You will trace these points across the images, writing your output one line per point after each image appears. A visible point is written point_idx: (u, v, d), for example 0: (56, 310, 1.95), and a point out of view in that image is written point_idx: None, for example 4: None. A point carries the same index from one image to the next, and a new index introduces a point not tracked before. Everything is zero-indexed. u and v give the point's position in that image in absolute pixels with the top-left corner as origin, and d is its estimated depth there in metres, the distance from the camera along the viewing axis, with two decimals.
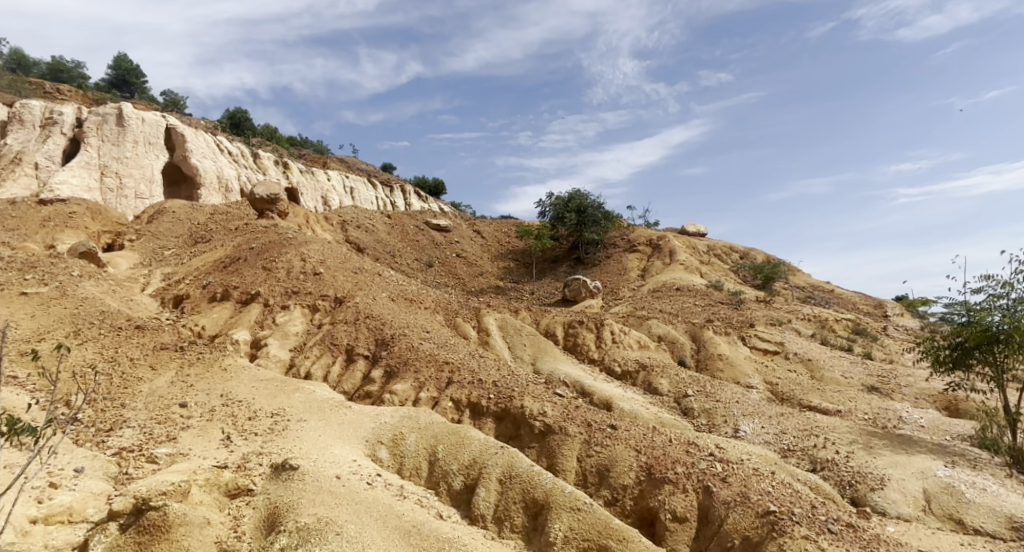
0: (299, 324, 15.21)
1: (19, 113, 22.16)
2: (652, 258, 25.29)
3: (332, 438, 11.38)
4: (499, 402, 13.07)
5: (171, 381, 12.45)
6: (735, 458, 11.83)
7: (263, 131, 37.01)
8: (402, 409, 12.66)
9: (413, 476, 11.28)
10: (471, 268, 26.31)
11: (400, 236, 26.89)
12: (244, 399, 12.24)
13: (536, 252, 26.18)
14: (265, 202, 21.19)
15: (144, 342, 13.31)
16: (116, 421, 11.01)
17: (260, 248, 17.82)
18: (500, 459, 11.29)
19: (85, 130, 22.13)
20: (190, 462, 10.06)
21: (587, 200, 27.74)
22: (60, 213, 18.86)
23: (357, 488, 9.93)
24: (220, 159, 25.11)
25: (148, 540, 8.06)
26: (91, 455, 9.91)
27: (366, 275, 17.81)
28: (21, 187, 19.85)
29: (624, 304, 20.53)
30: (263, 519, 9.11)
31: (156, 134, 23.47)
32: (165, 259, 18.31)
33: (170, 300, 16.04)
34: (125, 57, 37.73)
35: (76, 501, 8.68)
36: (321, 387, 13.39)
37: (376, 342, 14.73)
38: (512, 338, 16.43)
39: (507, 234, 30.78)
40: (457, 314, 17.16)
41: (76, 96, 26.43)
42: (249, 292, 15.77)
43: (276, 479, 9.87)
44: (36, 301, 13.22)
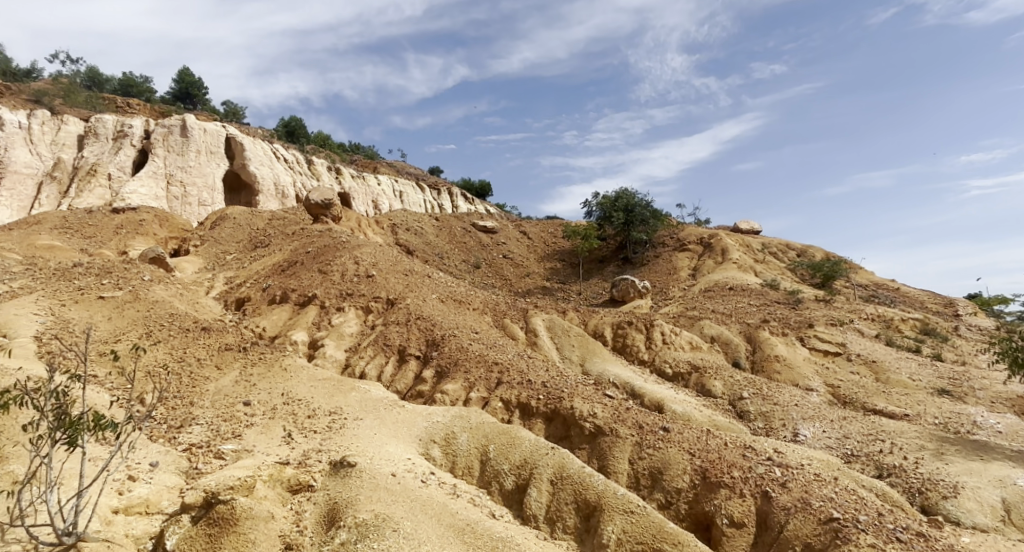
0: (354, 325, 15.63)
1: (94, 128, 23.61)
2: (703, 256, 24.72)
3: (387, 437, 11.63)
4: (549, 403, 13.08)
5: (235, 380, 13.02)
6: (794, 463, 11.45)
7: (316, 138, 38.14)
8: (454, 409, 12.84)
9: (465, 475, 11.41)
10: (519, 269, 26.43)
11: (448, 238, 27.25)
12: (303, 398, 12.68)
13: (584, 252, 26.06)
14: (319, 207, 21.88)
15: (209, 342, 13.97)
16: (186, 418, 11.60)
17: (316, 252, 18.41)
18: (551, 460, 11.28)
19: (152, 141, 23.37)
20: (254, 458, 10.48)
21: (635, 199, 27.41)
22: (132, 220, 19.99)
23: (412, 485, 10.14)
24: (277, 166, 26.05)
25: (217, 533, 8.43)
26: (164, 450, 10.48)
27: (416, 277, 18.14)
28: (97, 197, 21.16)
29: (675, 305, 20.19)
30: (324, 515, 9.40)
31: (217, 144, 24.58)
32: (227, 263, 19.16)
33: (232, 302, 16.79)
34: (187, 70, 39.54)
35: (152, 494, 9.18)
36: (375, 387, 13.72)
37: (427, 343, 14.98)
38: (561, 339, 16.39)
39: (554, 235, 30.73)
40: (506, 314, 17.26)
41: (144, 109, 27.93)
42: (306, 294, 16.34)
43: (334, 476, 10.17)
44: (112, 304, 14.02)
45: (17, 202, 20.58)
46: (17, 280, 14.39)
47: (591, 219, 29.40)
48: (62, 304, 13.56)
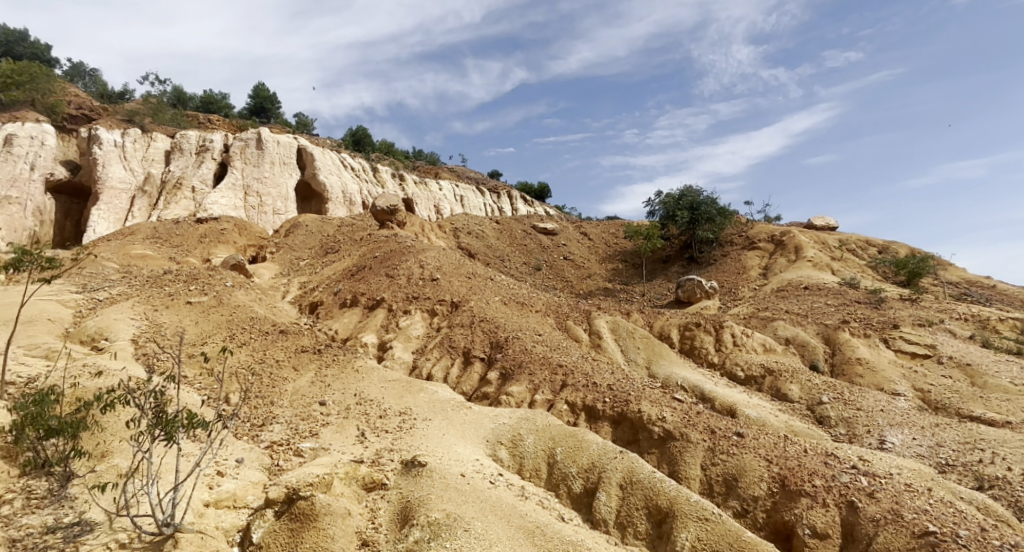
0: (420, 328, 15.96)
1: (180, 143, 25.24)
2: (775, 254, 23.77)
3: (455, 438, 11.81)
4: (616, 406, 12.89)
5: (311, 381, 13.58)
6: (882, 472, 10.79)
7: (381, 145, 39.33)
8: (520, 410, 12.88)
9: (532, 477, 11.40)
10: (580, 271, 26.28)
11: (509, 241, 27.41)
12: (375, 398, 13.08)
13: (648, 252, 25.60)
14: (385, 213, 22.55)
15: (286, 344, 14.63)
16: (267, 417, 12.18)
17: (383, 257, 18.95)
18: (620, 464, 11.11)
19: (231, 154, 24.76)
20: (331, 456, 10.88)
21: (701, 197, 26.72)
22: (214, 229, 21.22)
23: (481, 486, 10.25)
24: (344, 174, 27.00)
25: (299, 527, 8.78)
26: (248, 447, 11.04)
27: (479, 279, 18.34)
28: (182, 208, 22.59)
29: (745, 305, 19.48)
30: (397, 513, 9.61)
31: (289, 155, 25.75)
32: (300, 268, 20.01)
33: (307, 306, 17.54)
34: (263, 86, 41.67)
35: (238, 489, 9.67)
36: (442, 388, 13.95)
37: (492, 345, 15.09)
38: (626, 341, 16.13)
39: (615, 235, 30.34)
40: (569, 316, 17.13)
41: (223, 124, 29.62)
42: (374, 298, 16.85)
43: (406, 475, 10.41)
44: (198, 309, 14.91)
45: (113, 215, 22.26)
46: (116, 287, 15.55)
47: (653, 219, 28.86)
48: (155, 309, 14.55)
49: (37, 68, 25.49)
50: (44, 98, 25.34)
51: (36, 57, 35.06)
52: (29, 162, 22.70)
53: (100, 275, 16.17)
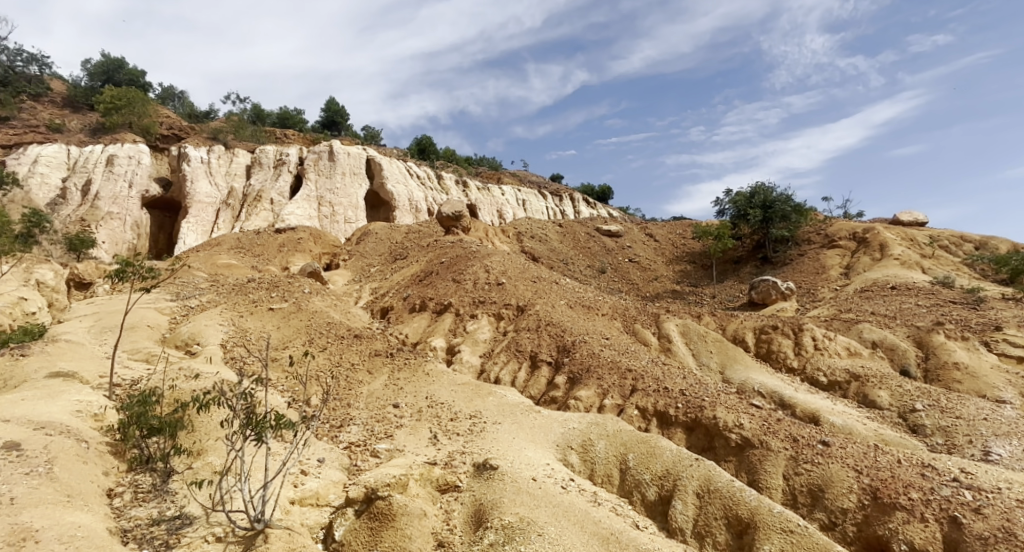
0: (487, 332, 16.12)
1: (259, 158, 26.70)
2: (857, 253, 22.49)
3: (525, 442, 11.82)
4: (689, 412, 12.51)
5: (384, 384, 14.00)
6: (988, 486, 10.02)
7: (445, 153, 40.10)
8: (589, 415, 12.72)
9: (605, 483, 11.22)
10: (646, 273, 25.79)
11: (572, 244, 27.29)
12: (445, 401, 13.31)
13: (718, 253, 24.83)
14: (451, 219, 22.97)
15: (361, 348, 15.15)
16: (345, 418, 12.63)
17: (450, 262, 19.28)
18: (696, 472, 10.77)
19: (306, 167, 25.97)
20: (406, 457, 11.14)
21: (775, 194, 25.83)
22: (291, 239, 22.27)
23: (553, 491, 10.21)
24: (410, 182, 27.69)
25: (378, 526, 9.00)
26: (329, 447, 11.47)
27: (544, 283, 18.32)
28: (262, 219, 23.85)
29: (826, 307, 18.55)
30: (471, 515, 9.71)
31: (359, 165, 26.71)
32: (371, 275, 20.65)
33: (378, 311, 18.10)
34: (334, 100, 43.41)
35: (321, 488, 10.05)
36: (511, 391, 14.02)
37: (559, 349, 15.02)
38: (697, 345, 15.69)
39: (682, 236, 29.61)
40: (637, 319, 16.83)
41: (298, 138, 31.11)
42: (442, 303, 17.16)
43: (478, 478, 10.50)
44: (280, 314, 15.68)
45: (201, 227, 23.79)
46: (205, 295, 16.58)
47: (723, 218, 28.06)
48: (241, 315, 15.42)
49: (134, 93, 27.66)
50: (140, 120, 27.51)
51: (133, 82, 38.04)
52: (128, 180, 24.61)
53: (191, 284, 17.32)
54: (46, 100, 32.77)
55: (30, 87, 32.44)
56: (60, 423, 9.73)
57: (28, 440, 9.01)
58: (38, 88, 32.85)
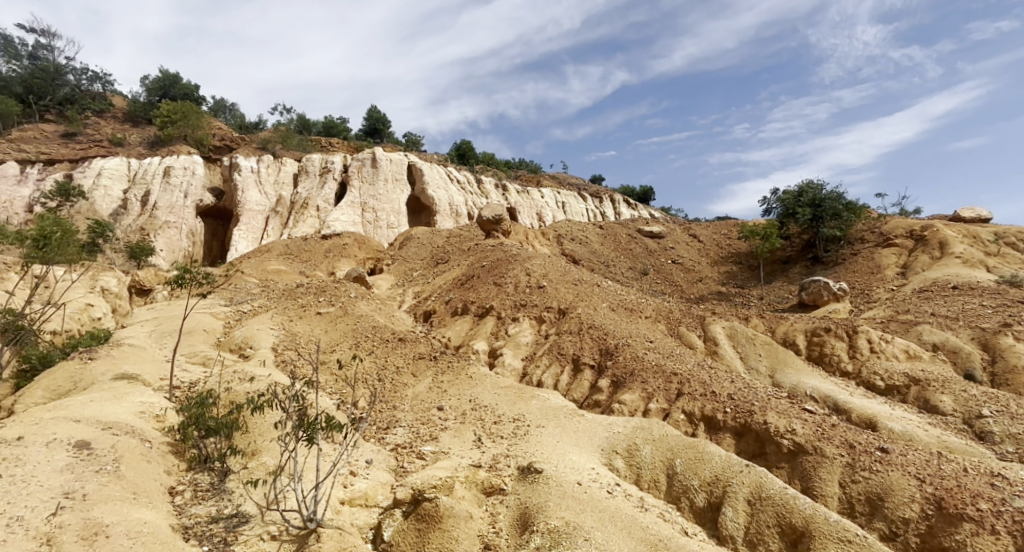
0: (529, 335, 16.10)
1: (305, 167, 27.50)
2: (915, 251, 21.53)
3: (569, 446, 11.75)
4: (738, 417, 12.19)
5: (428, 387, 14.18)
6: None
7: (484, 157, 40.38)
8: (634, 419, 12.53)
9: (651, 488, 11.03)
10: (690, 274, 25.30)
11: (614, 246, 27.05)
12: (489, 404, 13.37)
13: (765, 254, 24.20)
14: (491, 222, 23.12)
15: (405, 351, 15.40)
16: (391, 420, 12.84)
17: (491, 266, 19.38)
18: (747, 479, 10.48)
19: (350, 174, 26.59)
20: (451, 460, 11.23)
21: (825, 191, 25.07)
22: (336, 245, 22.81)
23: (599, 496, 10.12)
24: (450, 187, 27.99)
25: (425, 528, 9.09)
26: (376, 449, 11.67)
27: (586, 286, 18.17)
28: (308, 226, 24.51)
29: (882, 308, 17.83)
30: (517, 518, 9.71)
31: (400, 171, 27.18)
32: (414, 279, 20.94)
33: (421, 315, 18.34)
34: (376, 107, 44.27)
35: (369, 489, 10.22)
36: (554, 395, 13.96)
37: (602, 352, 14.87)
38: (745, 348, 15.30)
39: (726, 236, 28.98)
40: (682, 322, 16.53)
41: (342, 146, 31.88)
42: (484, 306, 17.26)
43: (523, 481, 10.47)
44: (327, 319, 16.09)
45: (251, 234, 24.63)
46: (257, 300, 17.16)
47: (769, 218, 27.36)
48: (290, 320, 15.86)
49: (188, 106, 28.92)
50: (194, 132, 28.73)
51: (187, 96, 39.80)
52: (183, 190, 25.67)
53: (244, 289, 17.96)
54: (109, 116, 34.66)
55: (94, 105, 34.42)
56: (126, 423, 10.21)
57: (98, 439, 9.49)
58: (102, 104, 34.81)
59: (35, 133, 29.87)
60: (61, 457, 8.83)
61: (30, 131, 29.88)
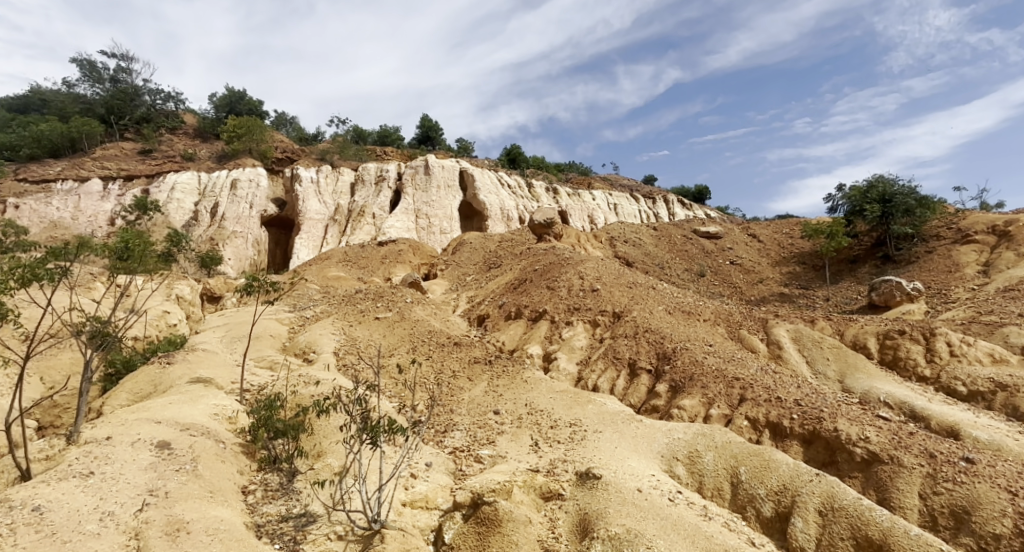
0: (583, 339, 15.96)
1: (362, 176, 28.32)
2: (998, 248, 20.13)
3: (628, 451, 11.56)
4: (806, 424, 11.69)
5: (484, 391, 14.27)
6: None
7: (534, 160, 40.46)
8: (695, 426, 12.19)
9: (715, 497, 10.70)
10: (750, 276, 24.49)
11: (668, 247, 26.54)
12: (545, 408, 13.34)
13: (831, 253, 23.19)
14: (543, 226, 23.16)
15: (461, 356, 15.58)
16: (449, 424, 13.00)
17: (543, 269, 19.37)
18: (817, 488, 10.01)
19: (404, 182, 27.19)
20: (508, 464, 11.26)
21: (896, 187, 23.80)
22: (392, 251, 23.35)
23: (660, 503, 9.89)
24: (502, 192, 28.14)
25: (486, 531, 9.13)
26: (435, 452, 11.84)
27: (641, 289, 17.87)
28: (365, 233, 25.18)
29: (962, 309, 16.75)
30: (576, 524, 9.63)
31: (453, 178, 27.57)
32: (468, 283, 21.17)
33: (475, 319, 18.54)
34: (428, 115, 45.06)
35: (429, 491, 10.36)
36: (610, 400, 13.76)
37: (659, 356, 14.56)
38: (812, 352, 14.68)
39: (787, 236, 27.95)
40: (743, 325, 16.02)
41: (396, 154, 32.63)
42: (537, 310, 17.24)
43: (581, 486, 10.38)
44: (385, 323, 16.48)
45: (312, 242, 25.51)
46: (319, 306, 17.77)
47: (834, 216, 26.21)
48: (350, 325, 16.34)
49: (252, 121, 30.29)
50: (258, 146, 30.06)
51: (251, 112, 41.70)
52: (249, 201, 26.88)
53: (306, 296, 18.66)
54: (180, 132, 36.65)
55: (167, 122, 36.49)
56: (202, 425, 10.75)
57: (177, 440, 10.04)
58: (174, 121, 36.86)
59: (116, 151, 32.00)
60: (145, 456, 9.40)
61: (111, 149, 32.03)
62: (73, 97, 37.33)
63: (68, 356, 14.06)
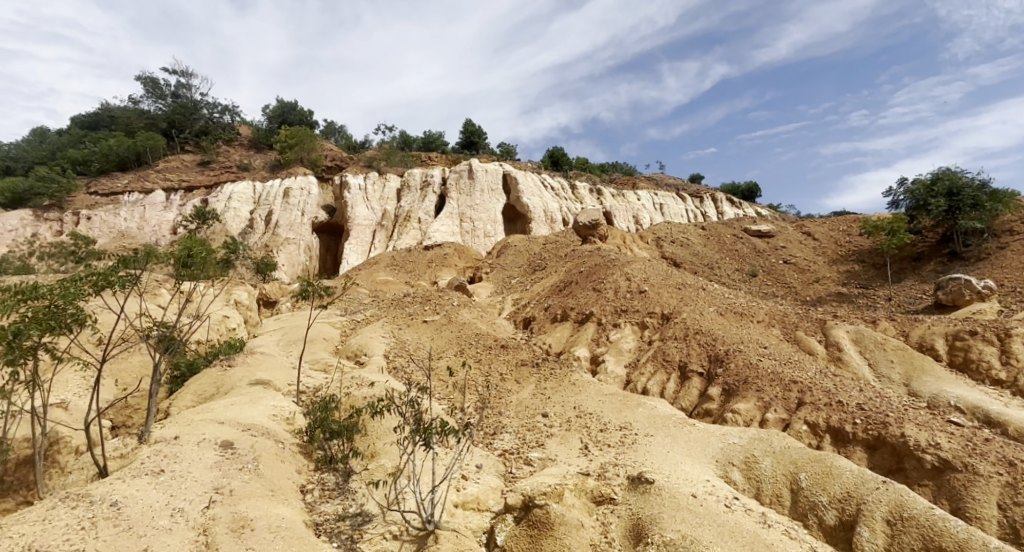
0: (631, 341, 15.75)
1: (407, 182, 28.82)
2: None
3: (681, 456, 11.31)
4: (870, 429, 11.20)
5: (532, 393, 14.26)
6: None
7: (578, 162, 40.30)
8: (751, 430, 11.84)
9: (774, 503, 10.34)
10: (805, 275, 23.64)
11: (717, 247, 25.97)
12: (595, 412, 13.21)
13: (892, 250, 22.22)
14: (588, 228, 23.03)
15: (508, 358, 15.62)
16: (498, 426, 13.04)
17: (589, 271, 19.22)
18: (885, 496, 9.54)
19: (449, 187, 27.51)
20: (558, 467, 11.20)
21: (963, 180, 22.65)
22: (438, 255, 23.65)
23: (716, 509, 9.62)
24: (545, 194, 28.11)
25: (538, 534, 9.08)
26: (485, 454, 11.89)
27: (690, 290, 17.51)
28: (411, 237, 25.58)
29: None
30: (630, 529, 9.49)
31: (496, 181, 27.74)
32: (513, 286, 21.23)
33: (521, 322, 18.56)
34: (471, 120, 45.48)
35: (481, 493, 10.42)
36: (661, 403, 13.51)
37: (710, 358, 14.22)
38: (875, 355, 14.07)
39: (845, 234, 26.89)
40: (800, 326, 15.49)
41: (440, 159, 33.08)
42: (584, 312, 17.12)
43: (634, 491, 10.21)
44: (432, 326, 16.69)
45: (360, 247, 26.09)
46: (369, 310, 18.17)
47: (895, 212, 25.14)
48: (399, 328, 16.63)
49: (303, 131, 31.30)
50: (309, 155, 31.02)
51: (301, 122, 43.07)
52: (300, 209, 27.75)
53: (357, 300, 19.13)
54: (236, 143, 38.14)
55: (224, 135, 38.05)
56: (262, 425, 11.12)
57: (240, 440, 10.41)
58: (230, 134, 38.40)
59: (177, 163, 33.56)
60: (210, 455, 9.78)
61: (173, 162, 33.60)
62: (138, 113, 39.39)
63: (138, 359, 14.80)
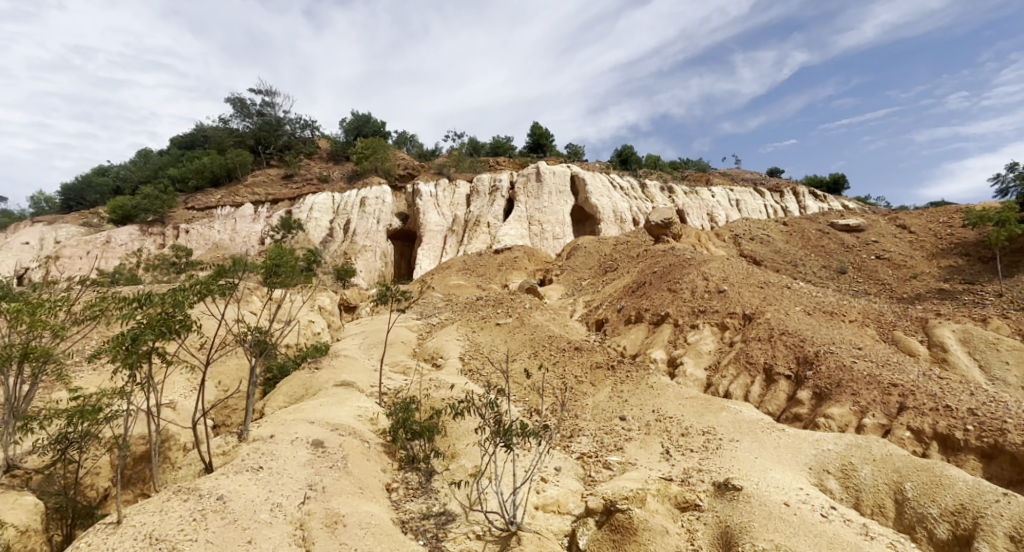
0: (711, 343, 15.23)
1: (476, 187, 29.27)
2: None
3: (770, 462, 10.78)
4: (985, 436, 10.28)
5: (609, 396, 14.07)
6: None
7: (648, 160, 39.47)
8: (847, 436, 11.14)
9: (876, 514, 9.65)
10: (900, 271, 22.08)
11: (800, 243, 24.75)
12: (675, 416, 12.85)
13: (1002, 242, 20.25)
14: (660, 227, 22.46)
15: (583, 360, 15.51)
16: (575, 429, 12.94)
17: (663, 272, 18.76)
18: (1007, 510, 8.70)
19: (517, 190, 27.68)
20: (640, 471, 10.97)
21: None
22: (509, 258, 23.85)
23: (812, 519, 9.08)
24: (614, 194, 27.75)
25: (621, 539, 8.92)
26: (563, 457, 11.81)
27: (773, 288, 16.76)
28: (481, 242, 25.90)
29: None
30: (717, 537, 9.17)
31: (564, 183, 27.71)
32: (584, 287, 21.07)
33: (594, 324, 18.38)
34: (536, 123, 45.55)
35: (561, 496, 10.35)
36: (746, 406, 12.98)
37: (798, 360, 13.48)
38: (986, 355, 12.98)
39: (945, 226, 24.89)
40: (898, 326, 14.48)
41: (508, 164, 33.58)
42: (659, 313, 16.73)
43: (720, 497, 9.84)
44: (506, 329, 16.83)
45: (433, 252, 26.72)
46: (444, 313, 18.55)
47: (1004, 200, 23.15)
48: (473, 330, 16.86)
49: (377, 142, 32.56)
50: (382, 164, 32.13)
51: (373, 134, 44.68)
52: (376, 217, 28.80)
53: (433, 304, 19.60)
54: (315, 157, 40.14)
55: (304, 149, 40.13)
56: (349, 425, 11.55)
57: (329, 439, 10.86)
58: (309, 148, 40.49)
59: (263, 177, 35.67)
60: (303, 454, 10.23)
61: (259, 176, 35.73)
62: (228, 131, 42.16)
63: (235, 361, 15.80)
